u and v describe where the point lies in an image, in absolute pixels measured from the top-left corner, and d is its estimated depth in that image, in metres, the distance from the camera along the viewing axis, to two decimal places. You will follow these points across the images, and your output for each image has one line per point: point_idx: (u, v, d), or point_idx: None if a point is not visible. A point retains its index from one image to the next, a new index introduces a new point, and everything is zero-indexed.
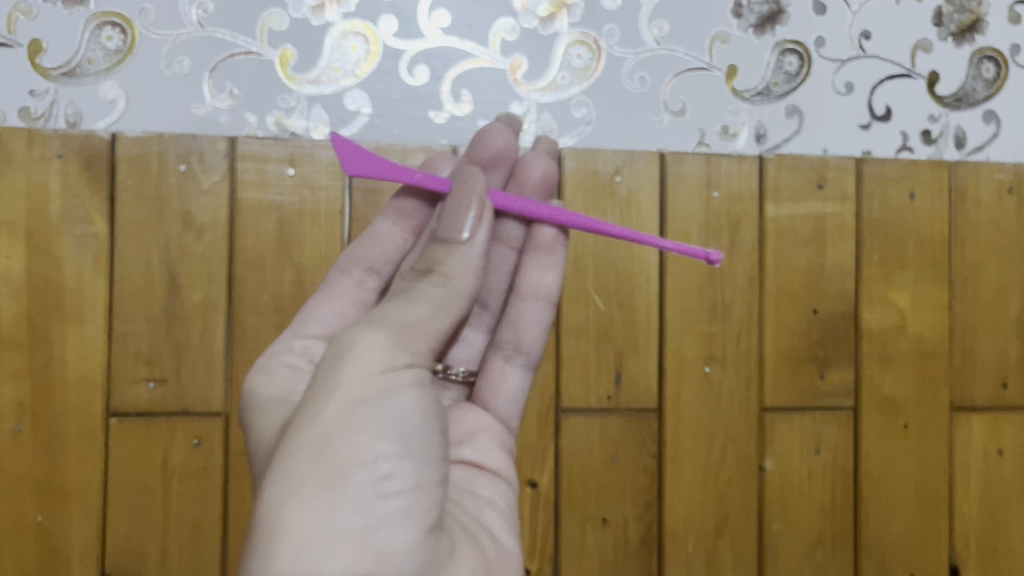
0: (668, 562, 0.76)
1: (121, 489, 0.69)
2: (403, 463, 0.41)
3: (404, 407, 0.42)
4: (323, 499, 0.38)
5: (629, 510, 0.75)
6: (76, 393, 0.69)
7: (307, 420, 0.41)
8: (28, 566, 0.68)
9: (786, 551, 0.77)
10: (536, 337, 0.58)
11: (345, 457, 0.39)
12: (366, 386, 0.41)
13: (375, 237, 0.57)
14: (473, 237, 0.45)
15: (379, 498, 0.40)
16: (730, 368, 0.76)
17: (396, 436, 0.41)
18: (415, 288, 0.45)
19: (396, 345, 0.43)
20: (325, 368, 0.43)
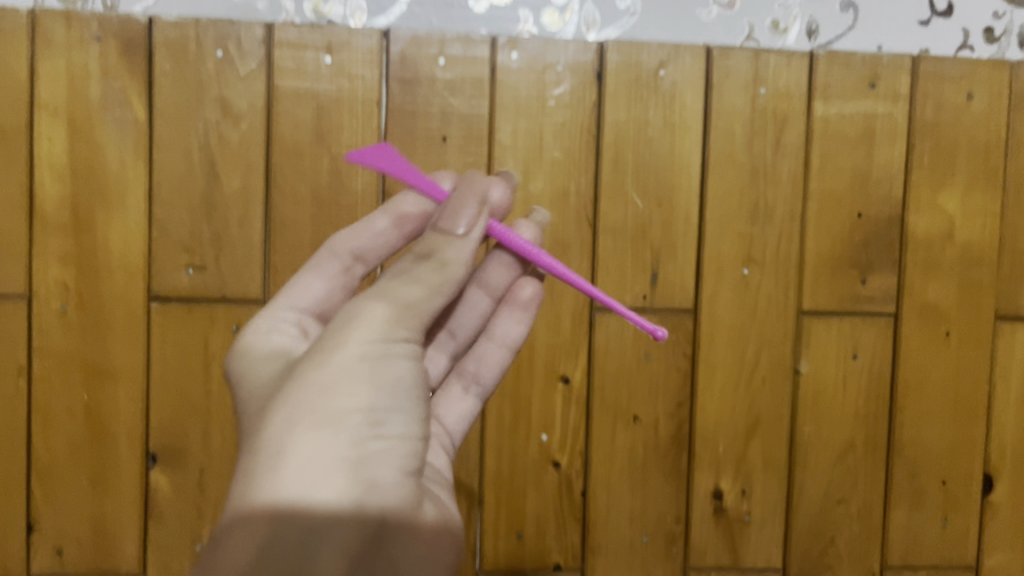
0: (697, 461, 0.76)
1: (164, 372, 0.71)
2: (394, 416, 0.43)
3: (397, 371, 0.44)
4: (317, 448, 0.41)
5: (660, 409, 0.76)
6: (119, 277, 0.70)
7: (309, 367, 0.43)
8: (76, 442, 0.71)
9: (817, 455, 0.77)
10: (496, 373, 0.61)
11: (344, 405, 0.42)
12: (365, 349, 0.43)
13: (372, 228, 0.56)
14: (469, 234, 0.48)
15: (368, 442, 0.42)
16: (769, 271, 0.75)
17: (388, 393, 0.43)
18: (410, 268, 0.46)
19: (400, 317, 0.44)
20: (329, 331, 0.44)
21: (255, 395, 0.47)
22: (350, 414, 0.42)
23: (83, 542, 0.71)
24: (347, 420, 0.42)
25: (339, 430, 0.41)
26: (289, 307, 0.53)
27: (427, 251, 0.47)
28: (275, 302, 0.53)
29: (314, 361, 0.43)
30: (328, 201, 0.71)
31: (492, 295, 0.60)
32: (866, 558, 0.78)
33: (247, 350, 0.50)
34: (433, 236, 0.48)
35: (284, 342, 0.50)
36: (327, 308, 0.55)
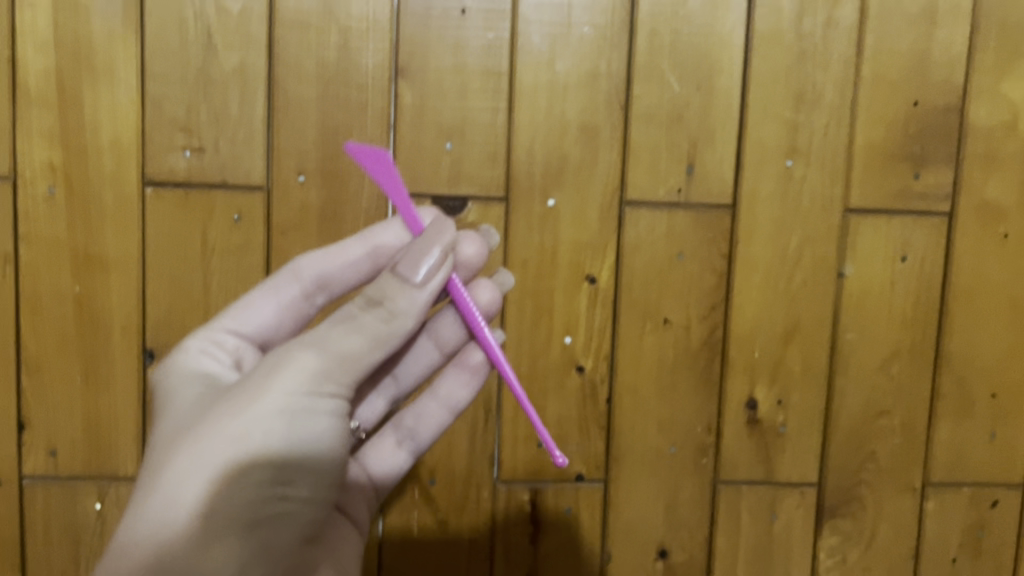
0: (731, 367, 0.71)
1: (161, 262, 0.66)
2: (300, 483, 0.43)
3: (314, 438, 0.44)
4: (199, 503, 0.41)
5: (692, 311, 0.70)
6: (110, 158, 0.65)
7: (212, 425, 0.43)
8: (68, 337, 0.66)
9: (859, 362, 0.72)
10: (432, 433, 0.57)
11: (226, 462, 0.42)
12: (256, 407, 0.43)
13: (345, 255, 0.53)
14: (427, 284, 0.47)
15: (266, 500, 0.43)
16: (815, 163, 0.69)
17: (298, 450, 0.43)
18: (358, 313, 0.46)
19: (327, 370, 0.44)
20: (246, 382, 0.44)
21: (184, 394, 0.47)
22: (236, 440, 0.42)
23: (78, 442, 0.67)
24: (254, 464, 0.42)
25: (211, 467, 0.42)
26: (227, 328, 0.52)
27: (376, 296, 0.47)
28: (219, 319, 0.52)
29: (209, 424, 0.43)
30: (336, 78, 0.65)
31: (441, 350, 0.58)
32: (907, 472, 0.73)
33: (177, 356, 0.50)
34: (390, 280, 0.47)
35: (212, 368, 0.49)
36: (273, 335, 0.54)
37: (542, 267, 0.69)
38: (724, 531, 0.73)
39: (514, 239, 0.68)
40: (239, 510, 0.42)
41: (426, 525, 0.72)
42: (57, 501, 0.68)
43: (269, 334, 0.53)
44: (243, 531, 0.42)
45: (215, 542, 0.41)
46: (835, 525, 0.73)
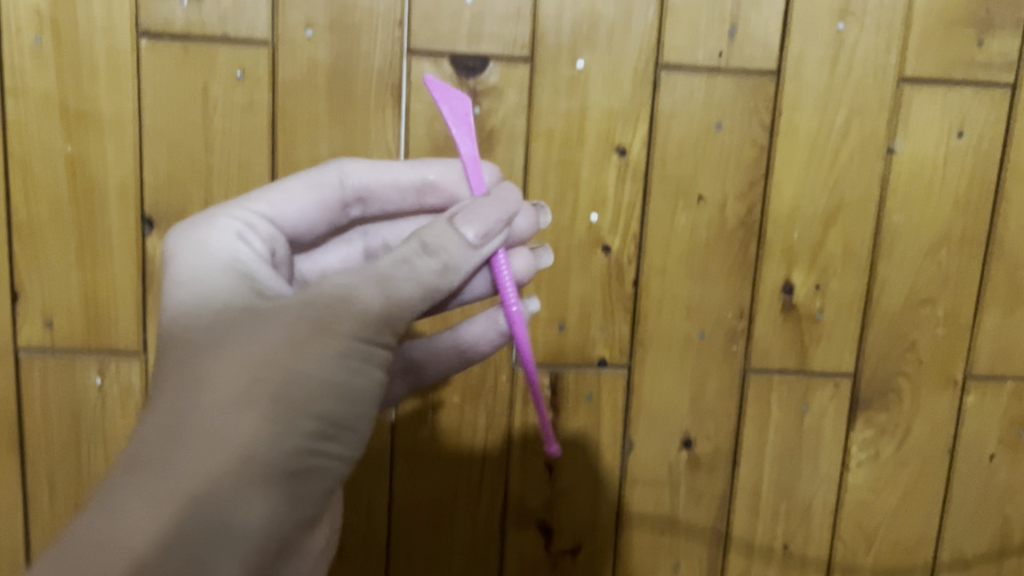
0: (768, 249, 0.67)
1: (158, 122, 0.61)
2: (343, 441, 0.40)
3: (369, 390, 0.40)
4: (247, 439, 0.37)
5: (729, 188, 0.66)
6: (101, 6, 0.60)
7: (264, 362, 0.39)
8: (62, 201, 0.62)
9: (905, 246, 0.67)
10: (437, 371, 0.55)
11: (278, 408, 0.38)
12: (315, 345, 0.39)
13: (398, 178, 0.54)
14: (481, 246, 0.46)
15: (314, 456, 0.38)
16: (869, 26, 0.63)
17: (349, 404, 0.40)
18: (413, 257, 0.44)
19: (391, 316, 0.42)
20: (304, 312, 0.40)
21: (214, 303, 0.42)
22: (296, 377, 0.38)
23: (75, 313, 0.64)
24: (307, 415, 0.38)
25: (264, 404, 0.38)
26: (260, 213, 0.49)
27: (433, 245, 0.45)
28: (253, 200, 0.49)
29: (264, 351, 0.39)
30: None
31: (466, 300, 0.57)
32: (948, 363, 0.70)
33: (205, 248, 0.45)
34: (447, 231, 0.45)
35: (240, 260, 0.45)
36: (299, 231, 0.52)
37: (569, 136, 0.64)
38: (752, 422, 0.69)
39: (539, 105, 0.63)
40: (289, 454, 0.37)
41: (440, 414, 0.68)
42: (56, 374, 0.65)
43: (295, 229, 0.52)
44: (286, 480, 0.37)
45: (253, 489, 0.36)
46: (869, 417, 0.70)
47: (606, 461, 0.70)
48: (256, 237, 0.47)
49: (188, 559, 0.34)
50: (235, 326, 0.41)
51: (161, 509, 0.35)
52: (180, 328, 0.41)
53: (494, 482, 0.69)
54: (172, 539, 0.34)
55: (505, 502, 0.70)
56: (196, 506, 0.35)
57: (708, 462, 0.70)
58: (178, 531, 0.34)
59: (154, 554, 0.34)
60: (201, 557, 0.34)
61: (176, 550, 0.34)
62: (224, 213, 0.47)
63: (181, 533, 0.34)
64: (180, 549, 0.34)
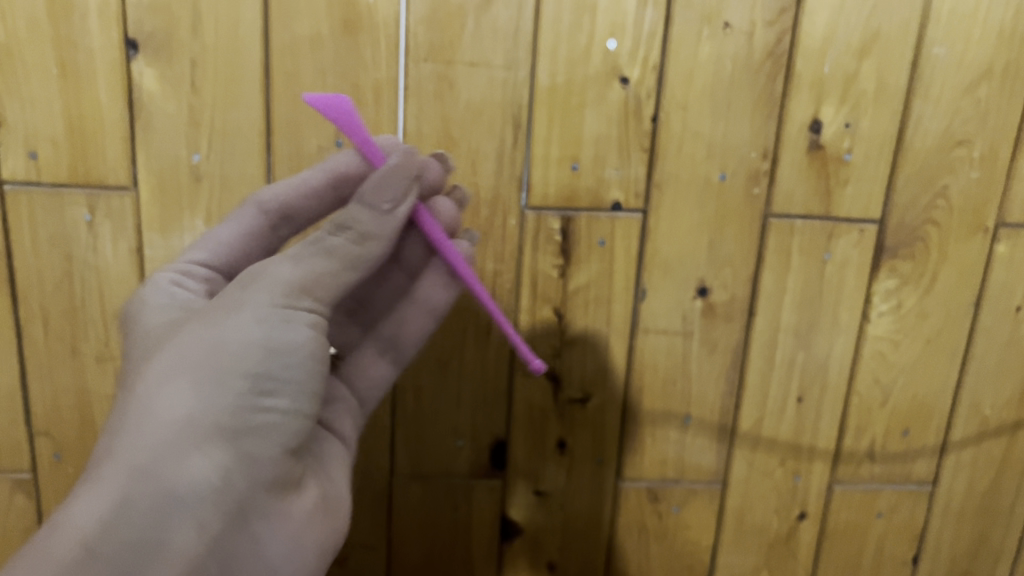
0: (797, 84, 0.62)
1: None
2: (283, 395, 0.43)
3: (296, 347, 0.43)
4: (178, 409, 0.40)
5: (758, 15, 0.61)
6: None
7: (189, 338, 0.43)
8: (39, 21, 0.58)
9: (944, 82, 0.63)
10: (413, 341, 0.59)
11: (206, 371, 0.41)
12: (233, 318, 0.43)
13: (307, 187, 0.55)
14: (392, 210, 0.48)
15: (254, 410, 0.42)
16: None
17: (279, 360, 0.43)
18: (326, 237, 0.47)
19: (307, 283, 0.45)
20: (221, 302, 0.44)
21: (151, 333, 0.47)
22: (222, 346, 0.42)
23: (60, 145, 0.60)
24: (235, 374, 0.42)
25: (191, 378, 0.41)
26: (193, 263, 0.56)
27: (345, 221, 0.47)
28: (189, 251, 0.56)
29: (187, 339, 0.43)
30: None
31: (406, 272, 0.57)
32: (980, 210, 0.66)
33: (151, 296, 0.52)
34: (357, 205, 0.47)
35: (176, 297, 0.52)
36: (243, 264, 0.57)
37: None
38: (772, 270, 0.66)
39: None
40: (221, 413, 0.41)
41: None
42: (42, 210, 0.61)
43: (235, 267, 0.57)
44: (226, 438, 0.40)
45: (190, 448, 0.40)
46: (894, 266, 0.67)
47: (618, 311, 0.67)
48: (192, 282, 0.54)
49: (137, 520, 0.38)
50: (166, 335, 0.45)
51: (106, 483, 0.38)
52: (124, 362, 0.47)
53: (501, 331, 0.67)
54: (119, 506, 0.38)
55: (512, 353, 0.67)
56: (135, 473, 0.38)
57: (723, 311, 0.67)
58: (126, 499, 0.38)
59: (103, 520, 0.37)
60: (151, 516, 0.38)
61: (124, 516, 0.37)
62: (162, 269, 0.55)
63: (126, 498, 0.38)
64: (128, 514, 0.38)
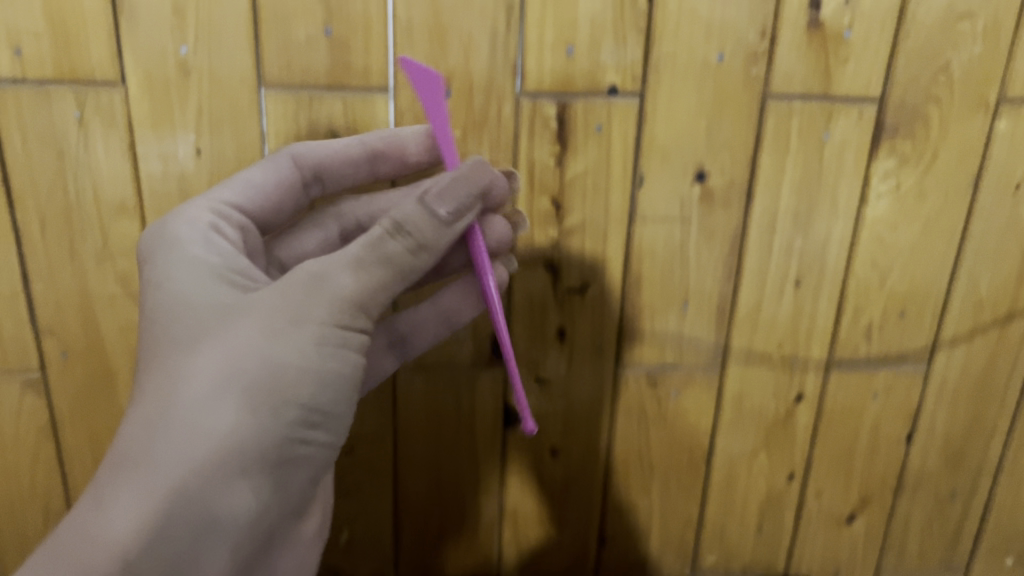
0: None
1: None
2: (323, 427, 0.45)
3: (344, 375, 0.45)
4: (230, 434, 0.42)
5: None
6: None
7: (247, 348, 0.44)
8: None
9: None
10: (426, 341, 0.61)
11: (258, 395, 0.43)
12: (291, 334, 0.44)
13: (349, 153, 0.60)
14: (452, 221, 0.49)
15: (296, 442, 0.44)
16: None
17: (324, 395, 0.45)
18: (383, 238, 0.47)
19: (364, 300, 0.46)
20: (281, 306, 0.45)
21: (198, 295, 0.48)
22: (277, 370, 0.43)
23: (43, 40, 0.59)
24: (286, 406, 0.43)
25: (247, 399, 0.42)
26: (224, 202, 0.56)
27: (406, 225, 0.47)
28: (220, 191, 0.57)
29: (244, 347, 0.43)
30: None
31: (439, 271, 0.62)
32: (982, 85, 0.65)
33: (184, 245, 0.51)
34: (416, 207, 0.48)
35: (211, 258, 0.51)
36: (269, 209, 0.60)
37: None
38: (771, 153, 0.66)
39: None
40: (267, 446, 0.43)
41: None
42: (31, 108, 0.60)
43: (261, 211, 0.59)
44: (265, 470, 0.43)
45: (235, 478, 0.42)
46: (894, 146, 0.66)
47: (616, 200, 0.66)
48: (225, 223, 0.55)
49: (174, 542, 0.41)
50: (217, 317, 0.46)
51: (149, 499, 0.41)
52: (167, 319, 0.47)
53: None
54: (157, 528, 0.40)
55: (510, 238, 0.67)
56: (185, 496, 0.41)
57: (721, 196, 0.67)
58: (165, 521, 0.41)
59: (143, 536, 0.40)
60: (193, 537, 0.41)
61: (161, 537, 0.41)
62: (192, 204, 0.55)
63: (173, 519, 0.41)
64: (165, 536, 0.41)
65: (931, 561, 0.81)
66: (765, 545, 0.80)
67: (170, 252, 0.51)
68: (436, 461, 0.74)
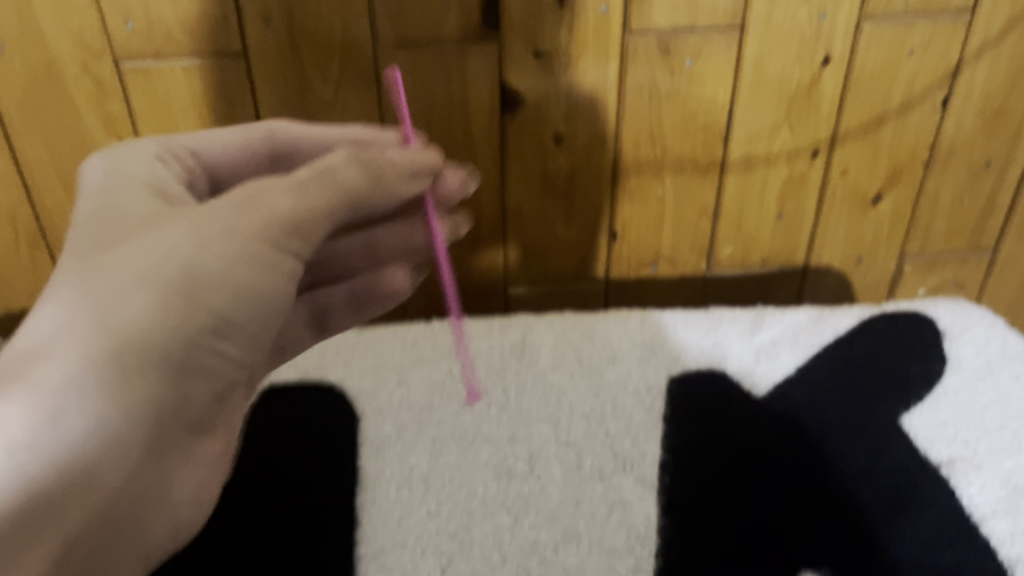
0: None
1: None
2: (236, 339, 0.36)
3: (266, 293, 0.37)
4: (136, 337, 0.33)
5: None
6: None
7: (162, 246, 0.35)
8: None
9: None
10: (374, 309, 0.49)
11: (170, 290, 0.34)
12: (215, 240, 0.35)
13: (329, 139, 0.49)
14: (409, 181, 0.42)
15: (208, 349, 0.35)
16: None
17: (243, 307, 0.36)
18: (332, 168, 0.39)
19: (303, 222, 0.37)
20: (206, 211, 0.36)
21: (112, 200, 0.38)
22: (196, 266, 0.35)
23: None
24: (198, 309, 0.34)
25: (161, 300, 0.34)
26: (178, 146, 0.44)
27: (365, 164, 0.40)
28: (178, 136, 0.45)
29: (162, 249, 0.35)
30: None
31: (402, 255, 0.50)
32: None
33: (116, 153, 0.41)
34: (378, 157, 0.41)
35: (149, 174, 0.40)
36: (224, 176, 0.47)
37: None
38: None
39: None
40: (175, 345, 0.34)
41: None
42: None
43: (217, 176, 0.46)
44: (169, 378, 0.34)
45: (136, 377, 0.33)
46: None
47: None
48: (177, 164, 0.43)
49: (61, 442, 0.31)
50: (132, 223, 0.37)
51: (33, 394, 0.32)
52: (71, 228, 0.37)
53: None
54: (36, 427, 0.31)
55: None
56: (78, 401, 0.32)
57: None
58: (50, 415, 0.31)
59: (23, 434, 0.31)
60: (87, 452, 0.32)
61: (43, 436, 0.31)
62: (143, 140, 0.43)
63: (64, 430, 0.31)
64: (48, 437, 0.31)
65: (958, 240, 0.78)
66: (785, 232, 0.75)
67: (96, 161, 0.41)
68: None
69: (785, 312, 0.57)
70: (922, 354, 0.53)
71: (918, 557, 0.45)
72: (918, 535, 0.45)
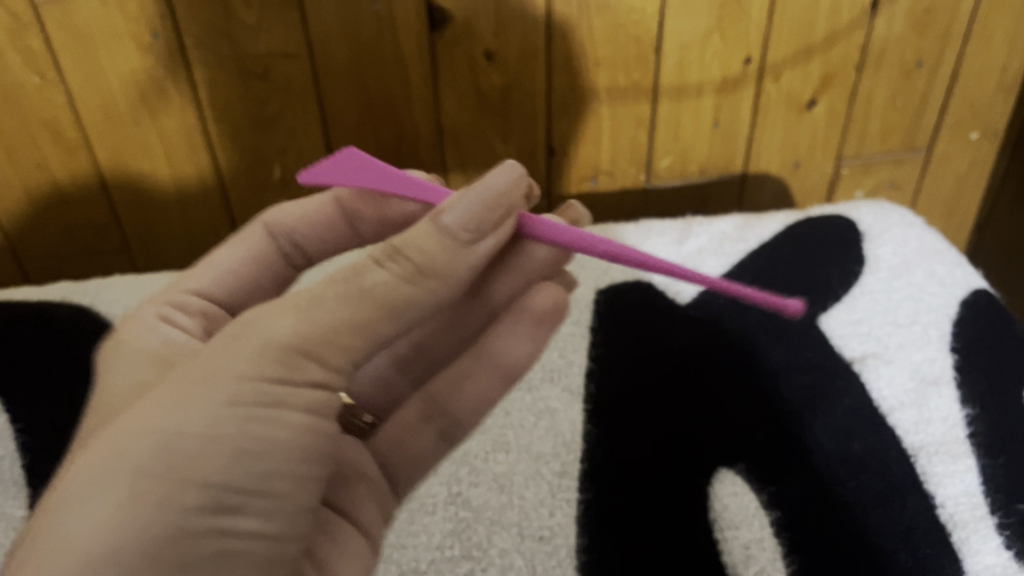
0: None
1: None
2: (258, 501, 0.28)
3: (278, 440, 0.29)
4: (101, 538, 0.25)
5: None
6: None
7: (127, 424, 0.27)
8: None
9: None
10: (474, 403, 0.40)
11: (146, 472, 0.26)
12: (201, 402, 0.28)
13: (315, 212, 0.44)
14: (475, 243, 0.32)
15: (216, 527, 0.27)
16: None
17: (250, 461, 0.28)
18: (367, 269, 0.31)
19: (323, 343, 0.30)
20: (179, 375, 0.29)
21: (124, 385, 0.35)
22: (172, 436, 0.27)
23: None
24: (186, 480, 0.27)
25: (133, 480, 0.26)
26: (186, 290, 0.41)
27: (401, 246, 0.31)
28: (179, 281, 0.42)
29: (128, 423, 0.27)
30: None
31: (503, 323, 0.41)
32: None
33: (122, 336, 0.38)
34: (423, 226, 0.31)
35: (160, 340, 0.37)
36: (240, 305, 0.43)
37: None
38: None
39: None
40: (159, 527, 0.26)
41: None
42: None
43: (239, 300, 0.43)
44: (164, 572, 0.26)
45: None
46: None
47: None
48: (181, 313, 0.40)
49: None
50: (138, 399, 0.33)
51: None
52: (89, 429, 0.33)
53: None
54: None
55: None
56: None
57: None
58: None
59: None
60: None
61: None
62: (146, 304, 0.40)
63: None
64: None
65: (894, 140, 0.79)
66: (722, 141, 0.76)
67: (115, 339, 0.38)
68: (359, 78, 0.67)
69: (713, 221, 0.60)
70: (840, 256, 0.55)
71: (828, 448, 0.46)
72: (830, 427, 0.47)
